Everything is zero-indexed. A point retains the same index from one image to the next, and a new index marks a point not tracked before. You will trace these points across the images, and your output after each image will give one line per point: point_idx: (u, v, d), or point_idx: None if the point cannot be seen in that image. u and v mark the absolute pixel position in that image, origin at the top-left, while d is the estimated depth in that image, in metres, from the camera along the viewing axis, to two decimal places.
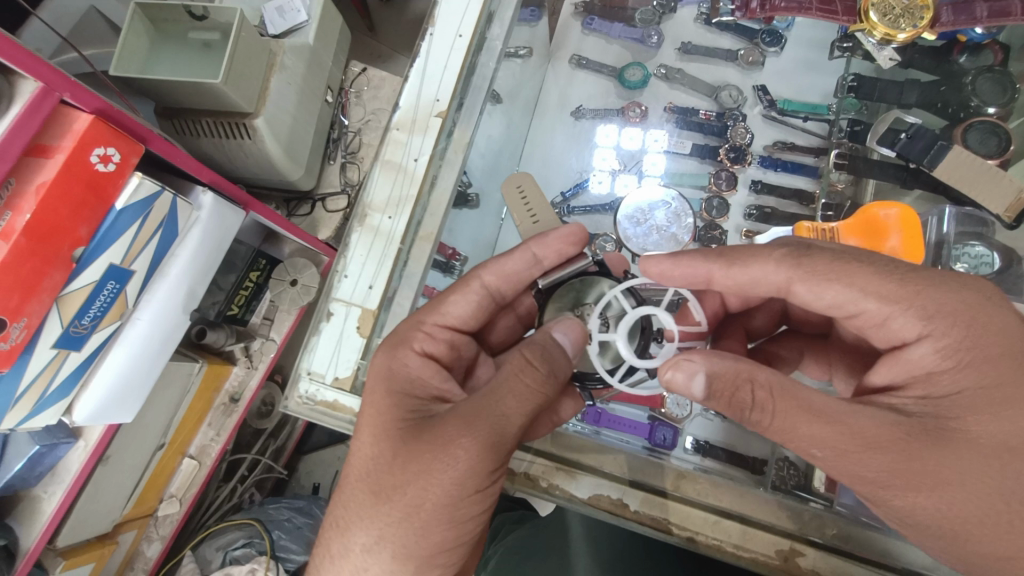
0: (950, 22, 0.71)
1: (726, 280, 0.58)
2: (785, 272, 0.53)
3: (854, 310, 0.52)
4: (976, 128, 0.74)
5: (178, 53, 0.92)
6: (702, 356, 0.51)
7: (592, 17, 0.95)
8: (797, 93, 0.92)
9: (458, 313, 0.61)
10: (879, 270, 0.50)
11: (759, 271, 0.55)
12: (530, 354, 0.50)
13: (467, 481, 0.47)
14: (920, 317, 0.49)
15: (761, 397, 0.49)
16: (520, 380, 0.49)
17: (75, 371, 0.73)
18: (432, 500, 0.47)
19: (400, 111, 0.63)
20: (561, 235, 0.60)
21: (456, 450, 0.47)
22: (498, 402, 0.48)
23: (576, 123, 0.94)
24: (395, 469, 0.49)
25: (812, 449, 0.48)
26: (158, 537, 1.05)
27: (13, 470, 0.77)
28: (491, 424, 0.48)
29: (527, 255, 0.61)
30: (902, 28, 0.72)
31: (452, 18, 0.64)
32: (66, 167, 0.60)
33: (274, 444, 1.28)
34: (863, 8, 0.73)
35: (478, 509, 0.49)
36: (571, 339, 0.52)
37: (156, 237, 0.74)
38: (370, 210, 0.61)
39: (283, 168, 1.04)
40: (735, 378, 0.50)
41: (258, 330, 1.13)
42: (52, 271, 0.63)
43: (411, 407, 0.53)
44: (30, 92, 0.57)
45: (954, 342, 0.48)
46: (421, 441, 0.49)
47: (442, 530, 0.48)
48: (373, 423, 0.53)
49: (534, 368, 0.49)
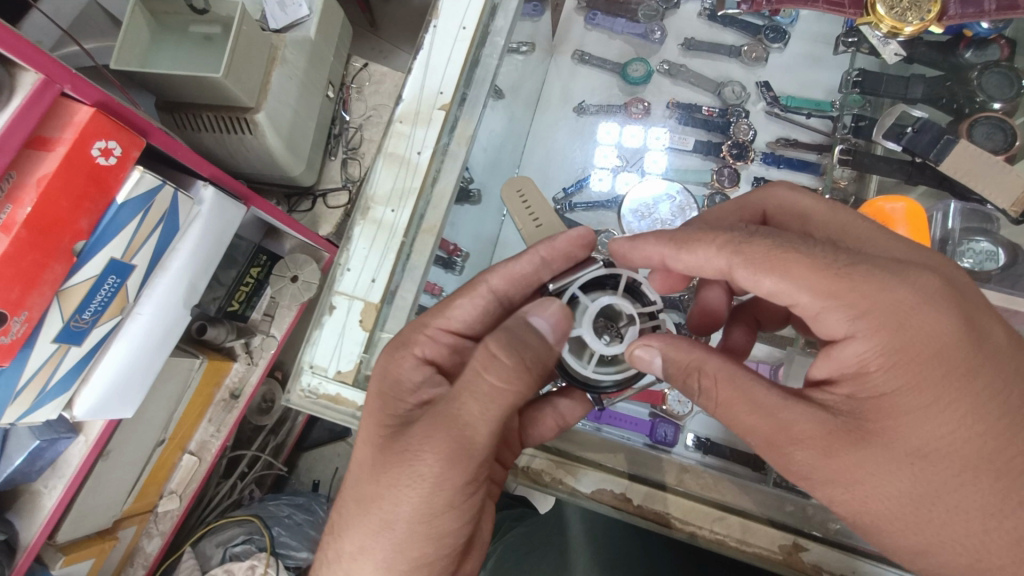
0: (959, 14, 0.71)
1: (677, 264, 0.55)
2: (724, 258, 0.50)
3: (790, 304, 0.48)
4: (982, 122, 0.74)
5: (179, 47, 0.91)
6: (660, 342, 0.51)
7: (596, 12, 0.95)
8: (801, 89, 0.92)
9: (463, 318, 0.60)
10: (821, 263, 0.46)
11: (702, 257, 0.52)
12: (495, 347, 0.48)
13: (434, 497, 0.47)
14: (848, 316, 0.45)
15: (707, 386, 0.50)
16: (483, 379, 0.47)
17: (76, 366, 0.73)
18: (403, 518, 0.47)
19: (403, 104, 0.63)
20: (570, 238, 0.60)
21: (419, 467, 0.47)
22: (459, 409, 0.47)
23: (579, 118, 0.94)
24: (374, 479, 0.49)
25: (746, 439, 0.48)
26: (158, 532, 1.05)
27: (14, 464, 0.77)
28: (452, 436, 0.47)
29: (535, 259, 0.60)
30: (907, 21, 0.71)
31: (456, 11, 0.64)
32: (67, 160, 0.60)
33: (274, 441, 1.28)
34: (870, 2, 0.73)
35: (455, 523, 0.49)
36: (552, 325, 0.51)
37: (157, 231, 0.74)
38: (372, 203, 0.61)
39: (284, 163, 1.04)
40: (686, 367, 0.50)
41: (259, 325, 1.13)
42: (53, 265, 0.63)
43: (410, 409, 0.53)
44: (31, 83, 0.57)
45: (881, 345, 0.44)
46: (392, 452, 0.49)
47: (421, 546, 0.48)
48: (360, 434, 0.53)
49: (501, 362, 0.47)
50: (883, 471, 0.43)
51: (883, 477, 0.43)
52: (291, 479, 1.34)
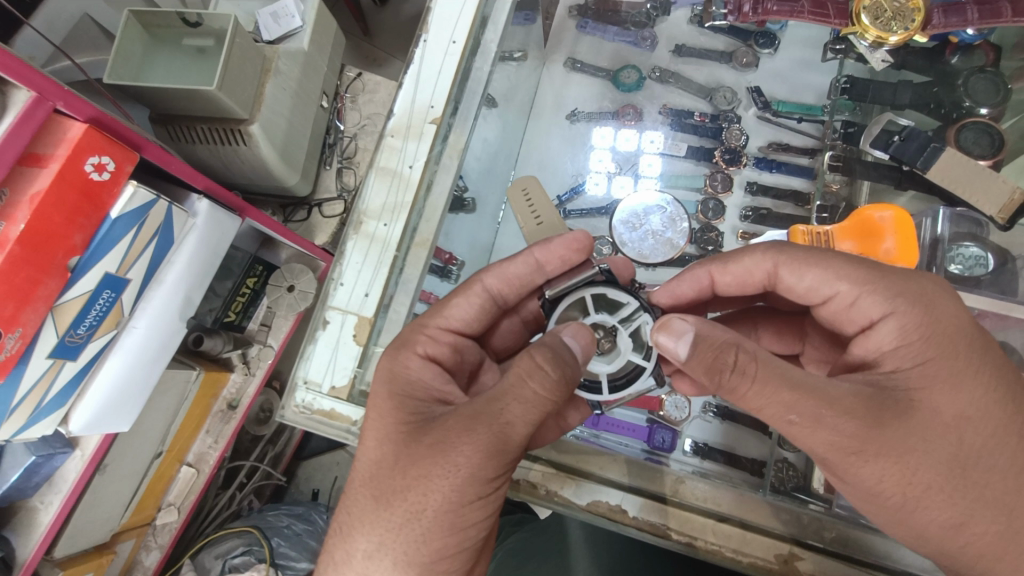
0: (943, 24, 0.72)
1: (725, 278, 0.61)
2: (772, 258, 0.57)
3: (830, 295, 0.53)
4: (969, 128, 0.74)
5: (174, 61, 0.92)
6: (696, 320, 0.51)
7: (587, 20, 0.95)
8: (791, 95, 0.93)
9: (461, 317, 0.62)
10: (855, 258, 0.52)
11: (748, 263, 0.59)
12: (540, 357, 0.48)
13: (467, 487, 0.47)
14: (885, 297, 0.49)
15: (745, 361, 0.46)
16: (528, 384, 0.48)
17: (71, 381, 0.73)
18: (433, 505, 0.47)
19: (394, 118, 0.63)
20: (565, 242, 0.60)
21: (457, 457, 0.47)
22: (503, 408, 0.47)
23: (572, 126, 0.94)
24: (397, 473, 0.48)
25: (788, 415, 0.45)
26: (157, 546, 1.04)
27: (10, 481, 0.77)
28: (493, 430, 0.47)
29: (530, 260, 0.61)
30: (893, 31, 0.72)
31: (446, 23, 0.64)
32: (60, 176, 0.60)
33: (273, 450, 1.29)
34: (855, 11, 0.74)
35: (479, 516, 0.49)
36: (580, 344, 0.52)
37: (151, 246, 0.74)
38: (365, 217, 0.61)
39: (279, 174, 1.04)
40: (721, 342, 0.48)
41: (256, 336, 1.13)
42: (48, 280, 0.63)
43: (413, 409, 0.52)
44: (24, 101, 0.57)
45: (916, 321, 0.48)
46: (421, 445, 0.49)
47: (444, 537, 0.48)
48: (378, 427, 0.52)
49: (544, 372, 0.48)
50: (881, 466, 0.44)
51: (912, 449, 0.44)
52: (290, 489, 1.33)
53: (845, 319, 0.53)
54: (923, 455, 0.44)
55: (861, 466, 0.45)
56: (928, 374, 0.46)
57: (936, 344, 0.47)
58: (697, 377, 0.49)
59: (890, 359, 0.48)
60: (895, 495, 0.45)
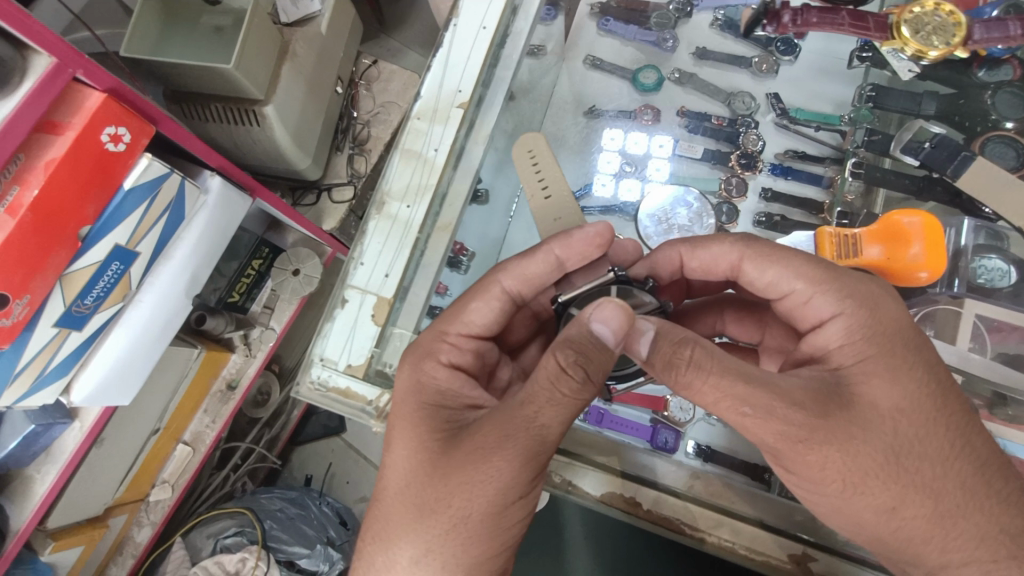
0: (984, 39, 0.71)
1: (693, 263, 0.63)
2: (737, 250, 0.60)
3: (784, 292, 0.57)
4: (994, 141, 0.76)
5: (190, 37, 0.91)
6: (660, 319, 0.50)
7: (609, 18, 0.95)
8: (809, 103, 0.93)
9: (481, 321, 0.61)
10: (811, 258, 0.57)
11: (716, 251, 0.61)
12: (563, 361, 0.46)
13: (510, 490, 0.47)
14: (835, 297, 0.54)
15: (701, 356, 0.47)
16: (556, 389, 0.47)
17: (76, 351, 0.73)
18: (478, 511, 0.47)
19: (421, 101, 0.63)
20: (589, 236, 0.59)
21: (496, 462, 0.46)
22: (536, 412, 0.47)
23: (591, 121, 0.94)
24: (437, 482, 0.48)
25: (742, 406, 0.46)
26: (149, 522, 1.04)
27: (8, 449, 0.76)
28: (530, 434, 0.47)
29: (549, 258, 0.60)
30: (934, 45, 0.72)
31: (476, 10, 0.64)
32: (76, 145, 0.59)
33: (269, 434, 1.27)
34: (895, 24, 0.73)
35: (519, 513, 0.49)
36: (613, 330, 0.46)
37: (162, 220, 0.74)
38: (388, 198, 0.61)
39: (292, 157, 1.03)
40: (679, 338, 0.48)
41: (259, 317, 1.12)
42: (57, 250, 0.62)
43: (445, 418, 0.53)
44: (44, 67, 0.56)
45: (860, 321, 0.52)
46: (459, 451, 0.48)
47: (489, 538, 0.48)
48: (410, 436, 0.52)
49: (568, 377, 0.46)
50: (834, 438, 0.46)
51: (852, 438, 0.46)
52: (284, 473, 1.33)
53: (800, 314, 0.57)
54: (861, 442, 0.46)
55: (806, 455, 0.46)
56: (866, 369, 0.49)
57: (875, 341, 0.50)
58: (658, 374, 0.49)
59: (835, 355, 0.52)
60: (835, 484, 0.47)
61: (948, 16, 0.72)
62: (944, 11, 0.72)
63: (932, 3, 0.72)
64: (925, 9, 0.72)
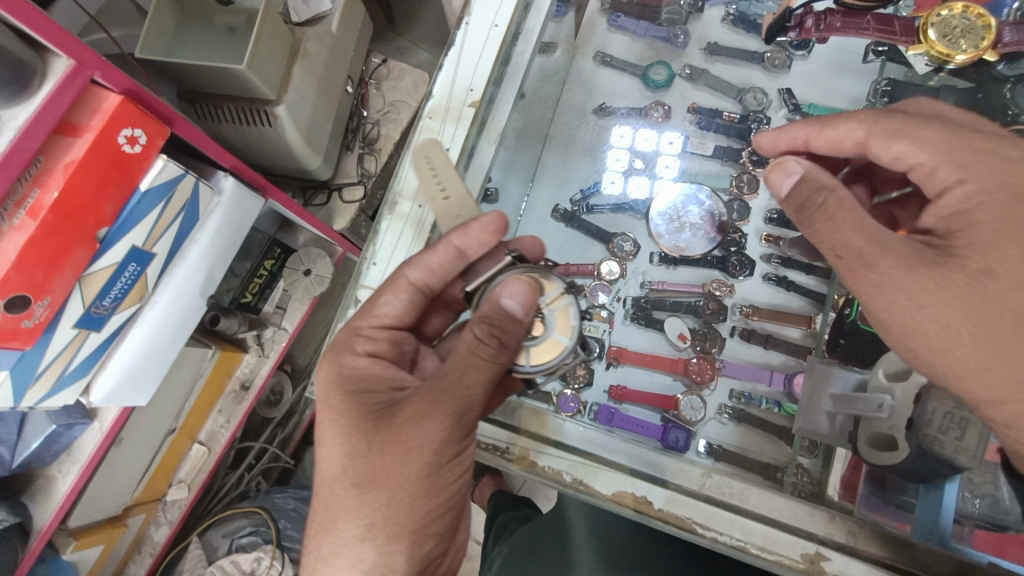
0: (1014, 42, 0.70)
1: (819, 141, 0.60)
2: (865, 127, 0.57)
3: (910, 166, 0.55)
4: (1013, 135, 0.73)
5: (203, 40, 0.92)
6: (807, 164, 0.57)
7: (619, 14, 0.95)
8: (826, 98, 0.91)
9: (393, 313, 0.58)
10: None
11: (843, 130, 0.58)
12: (479, 331, 0.48)
13: (444, 450, 0.48)
14: (963, 166, 0.51)
15: (833, 202, 0.53)
16: (477, 351, 0.49)
17: (95, 352, 0.74)
18: (413, 476, 0.48)
19: (433, 100, 0.63)
20: (483, 225, 0.55)
21: (422, 429, 0.48)
22: (460, 375, 0.49)
23: (599, 121, 0.93)
24: (374, 455, 0.49)
25: None
26: (166, 521, 1.05)
27: (31, 448, 0.78)
28: (457, 398, 0.48)
29: (450, 249, 0.56)
30: (960, 49, 0.70)
31: (488, 8, 0.64)
32: (94, 146, 0.60)
33: (282, 433, 1.28)
34: (921, 28, 0.72)
35: (456, 474, 0.50)
36: (520, 302, 0.50)
37: (177, 221, 0.75)
38: (400, 198, 0.61)
39: (303, 156, 1.04)
40: (819, 186, 0.55)
41: (271, 317, 1.13)
42: (77, 251, 0.63)
43: (375, 398, 0.53)
44: (63, 69, 0.57)
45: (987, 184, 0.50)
46: (390, 424, 0.50)
47: (425, 501, 0.49)
48: (337, 424, 0.53)
49: (486, 342, 0.48)
50: None
51: None
52: (297, 473, 1.33)
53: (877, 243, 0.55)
54: None
55: None
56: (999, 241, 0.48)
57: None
58: (791, 211, 0.57)
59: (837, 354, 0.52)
60: None
61: (976, 19, 0.71)
62: (972, 14, 0.71)
63: (960, 5, 0.71)
64: (953, 12, 0.71)
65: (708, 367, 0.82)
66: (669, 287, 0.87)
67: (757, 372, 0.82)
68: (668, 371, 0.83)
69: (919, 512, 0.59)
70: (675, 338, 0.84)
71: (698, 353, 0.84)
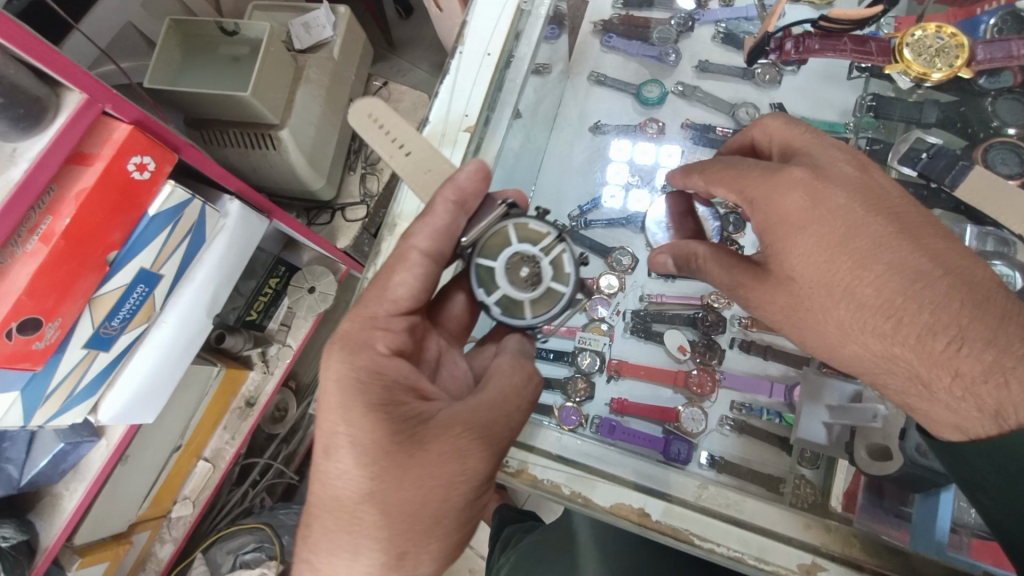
0: (987, 59, 0.74)
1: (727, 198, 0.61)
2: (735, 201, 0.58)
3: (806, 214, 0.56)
4: (997, 147, 0.74)
5: (209, 69, 0.96)
6: (672, 244, 0.64)
7: (611, 35, 0.97)
8: (815, 112, 0.93)
9: (409, 293, 0.55)
10: None
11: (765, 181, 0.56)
12: (524, 360, 0.56)
13: (481, 483, 0.50)
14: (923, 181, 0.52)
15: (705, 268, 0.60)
16: (519, 383, 0.55)
17: (103, 372, 0.76)
18: (451, 508, 0.48)
19: (429, 125, 0.65)
20: (471, 174, 0.56)
21: (470, 458, 0.48)
22: (505, 402, 0.52)
23: (595, 137, 0.95)
24: (408, 482, 0.48)
25: None
26: (171, 538, 1.06)
27: (38, 467, 0.79)
28: (496, 420, 0.51)
29: (448, 207, 0.55)
30: (937, 67, 0.74)
31: (481, 35, 0.67)
32: (104, 173, 0.63)
33: (287, 449, 1.29)
34: (898, 47, 0.76)
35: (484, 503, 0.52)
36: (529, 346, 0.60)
37: (184, 244, 0.77)
38: (399, 219, 0.65)
39: (306, 177, 1.07)
40: (690, 253, 0.62)
41: (276, 335, 1.14)
42: (87, 274, 0.65)
43: (392, 415, 0.49)
44: (76, 102, 0.60)
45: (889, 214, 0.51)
46: (420, 447, 0.48)
47: (455, 531, 0.50)
48: (355, 446, 0.48)
49: (525, 374, 0.55)
50: None
51: None
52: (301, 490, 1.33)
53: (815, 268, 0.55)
54: None
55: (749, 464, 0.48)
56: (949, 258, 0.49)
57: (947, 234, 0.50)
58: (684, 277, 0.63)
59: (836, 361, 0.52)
60: None
61: (950, 38, 0.75)
62: (947, 34, 0.75)
63: (933, 26, 0.75)
64: (927, 32, 0.75)
65: (708, 378, 0.83)
66: (669, 299, 0.87)
67: (757, 384, 0.82)
68: (668, 383, 0.83)
69: (917, 523, 0.60)
70: (674, 350, 0.84)
71: (698, 365, 0.84)
